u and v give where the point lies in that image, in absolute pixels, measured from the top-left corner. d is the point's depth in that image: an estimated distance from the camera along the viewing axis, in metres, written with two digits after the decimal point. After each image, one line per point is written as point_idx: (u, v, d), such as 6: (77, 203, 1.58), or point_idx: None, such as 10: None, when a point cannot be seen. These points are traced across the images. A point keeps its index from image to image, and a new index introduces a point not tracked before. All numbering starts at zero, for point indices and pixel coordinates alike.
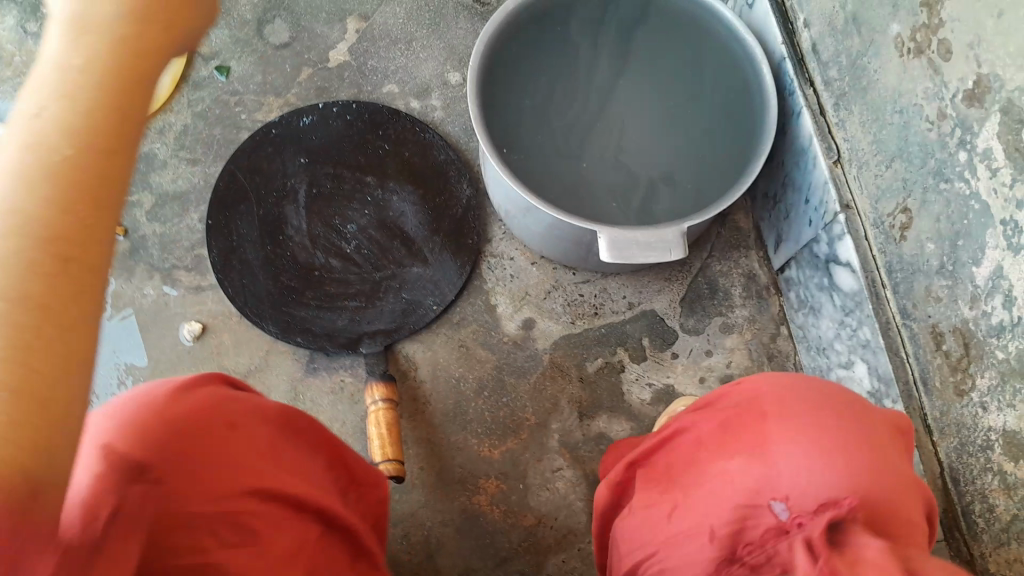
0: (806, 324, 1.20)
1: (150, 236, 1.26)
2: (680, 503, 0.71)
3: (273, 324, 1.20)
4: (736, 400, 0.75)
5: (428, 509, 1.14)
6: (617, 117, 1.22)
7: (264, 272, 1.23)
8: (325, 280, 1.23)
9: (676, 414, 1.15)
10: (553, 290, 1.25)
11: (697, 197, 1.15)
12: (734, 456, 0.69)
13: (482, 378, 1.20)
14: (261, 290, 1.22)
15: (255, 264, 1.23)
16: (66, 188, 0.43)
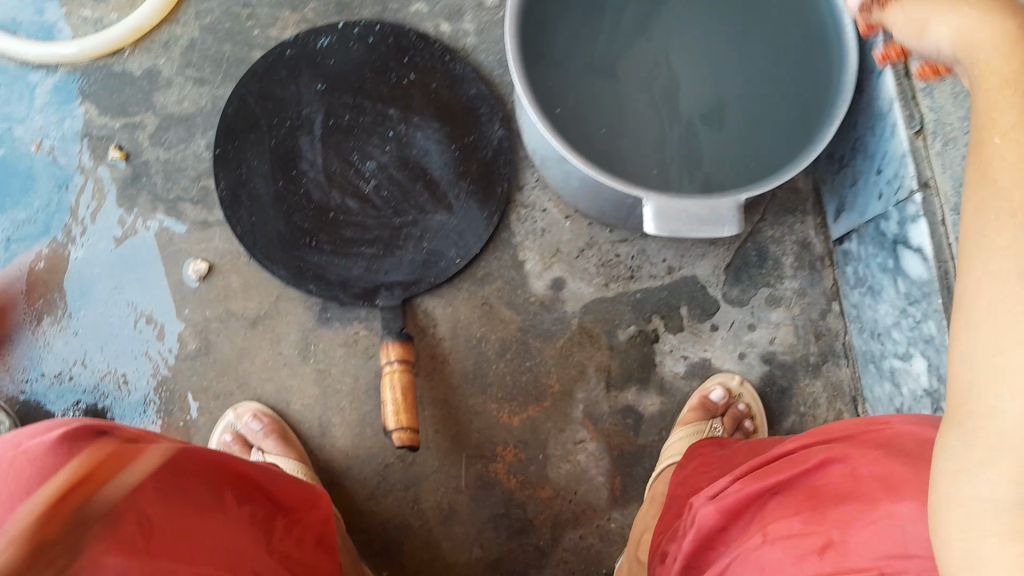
0: (860, 303, 1.12)
1: (155, 161, 1.14)
2: (837, 539, 0.59)
3: (285, 269, 1.10)
4: (902, 440, 0.63)
5: (442, 476, 1.07)
6: (660, 60, 1.07)
7: (275, 213, 1.12)
8: (340, 222, 1.13)
9: (709, 395, 1.08)
10: (587, 249, 1.16)
11: (746, 168, 1.02)
12: (909, 493, 0.56)
13: (505, 340, 1.12)
14: (270, 232, 1.11)
15: (266, 203, 1.12)
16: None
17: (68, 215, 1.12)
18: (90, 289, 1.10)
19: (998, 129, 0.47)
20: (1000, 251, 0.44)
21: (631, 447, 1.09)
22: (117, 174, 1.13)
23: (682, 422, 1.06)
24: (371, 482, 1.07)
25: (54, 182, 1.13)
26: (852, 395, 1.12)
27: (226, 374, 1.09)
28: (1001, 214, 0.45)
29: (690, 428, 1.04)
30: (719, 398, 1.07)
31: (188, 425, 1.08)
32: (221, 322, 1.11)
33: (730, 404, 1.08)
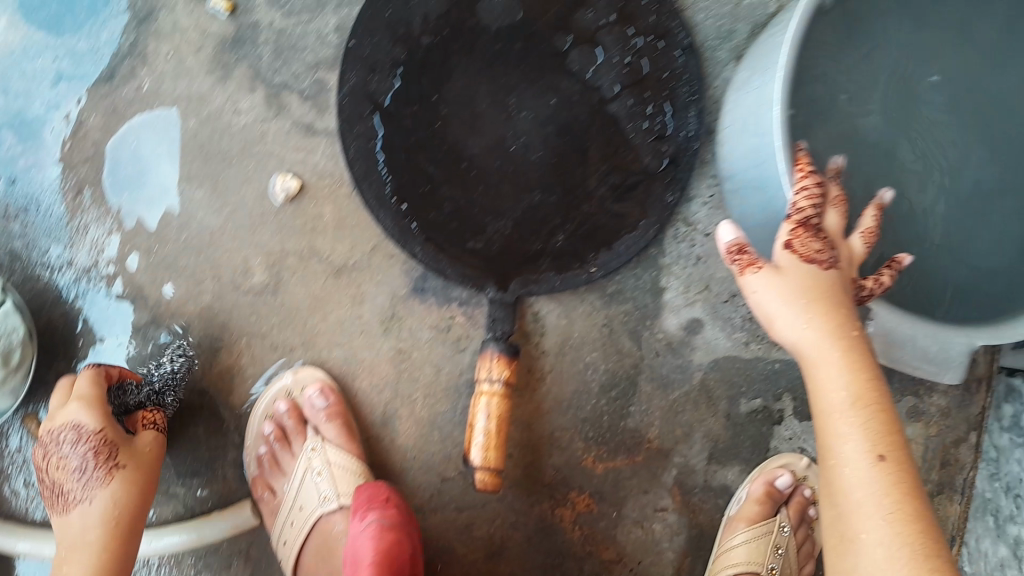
0: (1007, 452, 0.98)
1: (266, 27, 0.86)
2: None
3: (393, 221, 0.87)
4: None
5: (504, 507, 0.95)
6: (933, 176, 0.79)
7: (395, 152, 0.87)
8: (473, 180, 0.88)
9: (774, 481, 0.94)
10: (740, 294, 0.96)
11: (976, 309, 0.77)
12: None
13: (616, 375, 0.96)
14: (382, 174, 0.86)
15: (389, 135, 0.86)
16: (900, 524, 0.56)
17: (146, 65, 0.85)
18: (146, 172, 0.86)
19: (869, 481, 0.58)
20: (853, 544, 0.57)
21: (712, 529, 0.97)
22: (218, 31, 0.85)
23: (742, 518, 0.93)
24: (423, 494, 0.93)
25: (131, 19, 0.85)
26: (952, 535, 1.02)
27: (289, 325, 0.88)
28: (844, 519, 0.58)
29: (756, 530, 0.92)
30: (786, 488, 0.94)
31: (229, 373, 0.87)
32: (296, 267, 0.87)
33: (795, 489, 0.96)
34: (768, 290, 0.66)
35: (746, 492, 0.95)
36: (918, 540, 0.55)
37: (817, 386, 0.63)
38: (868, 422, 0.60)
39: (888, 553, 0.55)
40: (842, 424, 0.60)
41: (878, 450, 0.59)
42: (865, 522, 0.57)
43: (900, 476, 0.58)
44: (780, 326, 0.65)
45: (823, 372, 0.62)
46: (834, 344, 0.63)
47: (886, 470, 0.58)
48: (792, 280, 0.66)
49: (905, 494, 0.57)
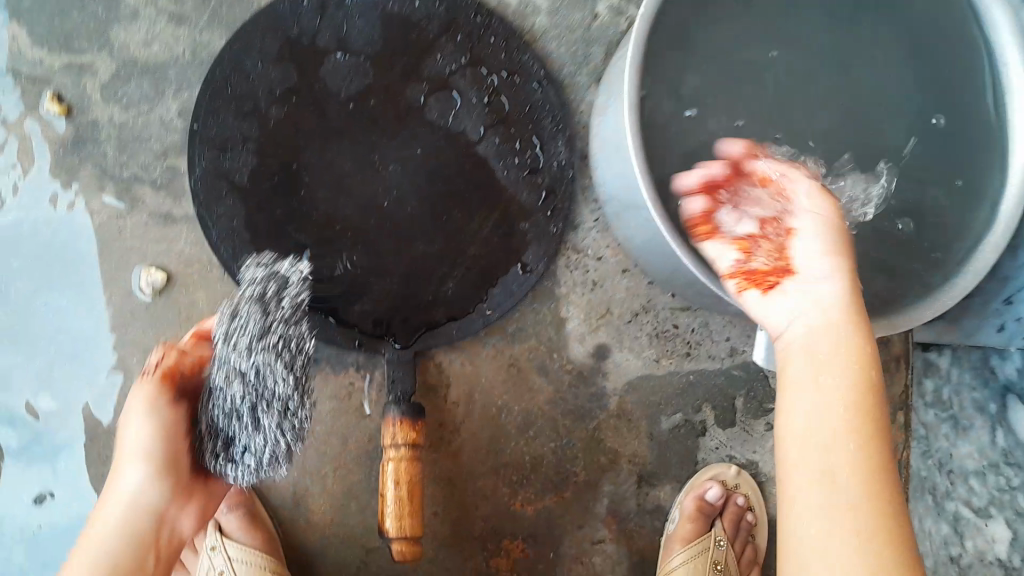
0: (935, 428, 0.97)
1: (106, 122, 0.86)
2: None
3: None
4: None
5: (436, 565, 0.93)
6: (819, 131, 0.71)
7: (262, 228, 0.84)
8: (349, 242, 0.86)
9: (705, 495, 0.93)
10: (642, 313, 0.94)
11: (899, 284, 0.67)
12: None
13: (530, 413, 0.94)
14: (251, 252, 0.84)
15: (253, 212, 0.84)
16: (867, 511, 0.49)
17: None
18: (12, 287, 0.86)
19: (836, 462, 0.51)
20: (795, 525, 0.51)
21: (653, 553, 0.95)
22: (53, 137, 0.85)
23: (677, 539, 0.92)
24: (350, 569, 0.91)
25: None
26: None
27: None
28: (816, 495, 0.50)
29: (693, 548, 0.91)
30: (717, 502, 0.92)
31: None
32: None
33: (728, 499, 0.95)
34: (813, 254, 0.57)
35: (679, 509, 0.94)
36: (873, 530, 0.48)
37: (796, 352, 0.56)
38: (832, 394, 0.52)
39: (840, 543, 0.48)
40: (828, 396, 0.53)
41: (833, 428, 0.51)
42: (816, 500, 0.50)
43: (868, 463, 0.50)
44: (772, 297, 0.58)
45: (826, 360, 0.54)
46: (850, 318, 0.55)
47: (835, 444, 0.51)
48: (838, 241, 0.58)
49: (866, 470, 0.50)
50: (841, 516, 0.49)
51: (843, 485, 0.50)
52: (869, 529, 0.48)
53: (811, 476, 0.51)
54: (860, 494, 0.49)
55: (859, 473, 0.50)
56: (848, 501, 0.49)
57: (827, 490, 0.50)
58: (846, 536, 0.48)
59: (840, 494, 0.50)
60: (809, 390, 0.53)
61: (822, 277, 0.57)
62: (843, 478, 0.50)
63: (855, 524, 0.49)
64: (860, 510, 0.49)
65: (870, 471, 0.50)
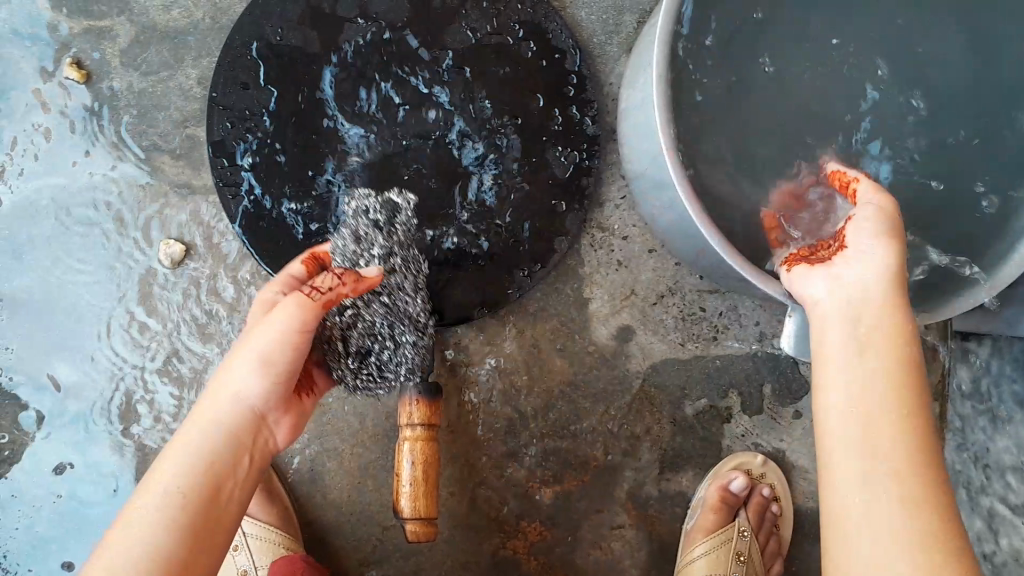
0: (972, 420, 0.93)
1: (125, 91, 0.85)
2: None
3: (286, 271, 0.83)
4: None
5: (452, 546, 0.92)
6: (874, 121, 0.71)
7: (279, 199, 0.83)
8: None
9: (728, 484, 0.90)
10: (669, 295, 0.92)
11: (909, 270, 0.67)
12: None
13: (550, 394, 0.92)
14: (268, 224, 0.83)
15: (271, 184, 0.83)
16: (927, 491, 0.47)
17: (13, 149, 0.85)
18: (28, 256, 0.85)
19: (883, 451, 0.48)
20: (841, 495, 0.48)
21: (673, 540, 0.93)
22: (73, 105, 0.85)
23: (700, 529, 0.89)
24: (366, 546, 0.90)
25: None
26: None
27: (197, 391, 0.86)
28: (858, 464, 0.48)
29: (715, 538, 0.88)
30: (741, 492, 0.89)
31: (142, 447, 0.87)
32: (194, 335, 0.86)
33: (753, 490, 0.91)
34: (866, 264, 0.55)
35: (703, 497, 0.91)
36: (926, 515, 0.46)
37: (829, 330, 0.54)
38: (879, 359, 0.52)
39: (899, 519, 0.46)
40: (874, 367, 0.51)
41: (896, 378, 0.50)
42: (870, 480, 0.48)
43: (915, 433, 0.48)
44: (835, 270, 0.57)
45: (875, 364, 0.51)
46: (898, 322, 0.53)
47: (891, 427, 0.49)
48: (899, 268, 0.55)
49: (908, 444, 0.48)
50: (897, 491, 0.47)
51: (899, 465, 0.47)
52: (934, 517, 0.46)
53: (853, 456, 0.49)
54: (912, 475, 0.47)
55: (913, 456, 0.48)
56: (906, 482, 0.47)
57: (895, 465, 0.47)
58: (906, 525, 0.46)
59: (890, 462, 0.48)
60: (861, 359, 0.52)
61: (872, 247, 0.56)
62: (895, 450, 0.48)
63: (898, 492, 0.47)
64: (913, 484, 0.47)
65: (924, 456, 0.48)
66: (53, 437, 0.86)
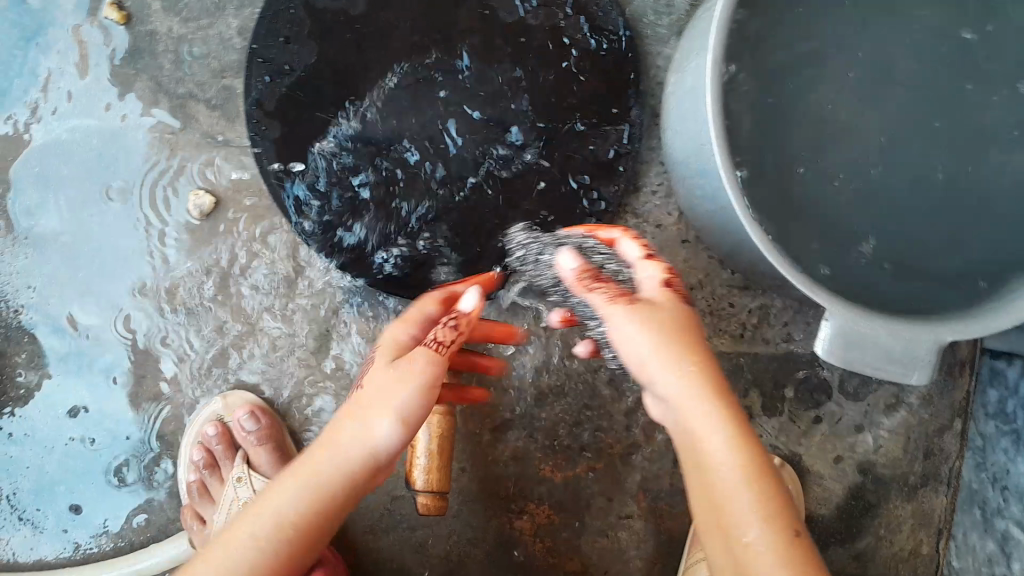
0: (994, 440, 0.91)
1: (164, 34, 0.83)
2: None
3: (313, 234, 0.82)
4: None
5: (458, 520, 0.92)
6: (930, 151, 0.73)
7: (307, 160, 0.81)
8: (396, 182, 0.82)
9: None
10: (697, 289, 0.91)
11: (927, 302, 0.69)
12: None
13: (569, 379, 0.91)
14: (300, 183, 0.81)
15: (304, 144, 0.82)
16: (767, 500, 0.49)
17: (47, 86, 0.83)
18: (55, 195, 0.84)
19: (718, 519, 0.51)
20: None
21: (680, 534, 0.92)
22: (112, 44, 0.83)
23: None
24: (375, 512, 0.91)
25: (25, 39, 0.83)
26: (939, 527, 0.95)
27: (217, 345, 0.86)
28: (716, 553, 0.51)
29: None
30: None
31: (157, 397, 0.86)
32: (217, 290, 0.85)
33: None
34: (639, 339, 0.53)
35: None
36: (765, 511, 0.49)
37: (691, 450, 0.52)
38: (726, 482, 0.50)
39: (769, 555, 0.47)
40: (699, 491, 0.53)
41: (696, 463, 0.52)
42: (740, 538, 0.49)
43: (762, 502, 0.49)
44: (652, 376, 0.53)
45: (706, 434, 0.51)
46: (706, 389, 0.52)
47: (709, 477, 0.51)
48: (667, 331, 0.54)
49: (761, 512, 0.49)
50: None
51: (743, 541, 0.48)
52: (760, 499, 0.49)
53: (718, 555, 0.51)
54: (738, 536, 0.49)
55: (764, 494, 0.49)
56: (735, 547, 0.49)
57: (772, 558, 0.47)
58: (758, 535, 0.48)
59: (760, 532, 0.48)
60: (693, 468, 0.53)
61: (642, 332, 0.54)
62: (745, 514, 0.49)
63: (773, 547, 0.48)
64: (752, 501, 0.49)
65: (744, 478, 0.50)
66: (68, 381, 0.86)
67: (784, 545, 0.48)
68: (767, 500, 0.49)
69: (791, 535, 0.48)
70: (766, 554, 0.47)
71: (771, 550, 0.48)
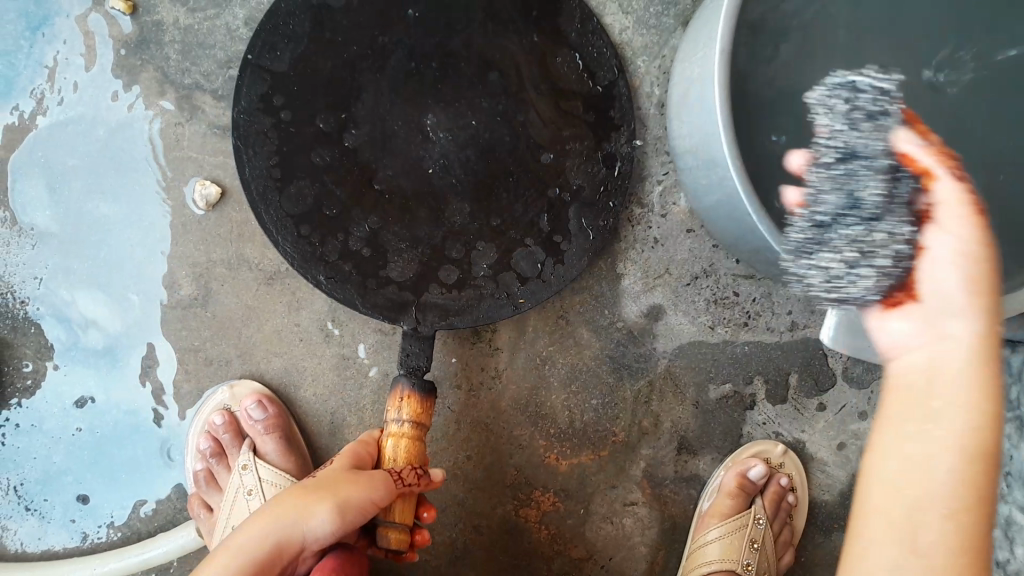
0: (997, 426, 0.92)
1: (171, 25, 0.83)
2: None
3: (294, 246, 0.79)
4: None
5: (464, 509, 0.92)
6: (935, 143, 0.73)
7: (306, 165, 0.79)
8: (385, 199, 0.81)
9: (747, 471, 0.89)
10: (702, 277, 0.90)
11: None
12: None
13: (576, 368, 0.91)
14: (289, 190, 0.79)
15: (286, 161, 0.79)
16: (976, 492, 0.42)
17: (54, 76, 0.83)
18: (62, 185, 0.84)
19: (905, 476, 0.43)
20: None
21: (685, 521, 0.93)
22: (118, 34, 0.83)
23: (715, 514, 0.89)
24: None
25: (29, 28, 0.83)
26: None
27: (225, 335, 0.86)
28: (890, 504, 0.43)
29: (730, 522, 0.88)
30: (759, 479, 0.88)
31: (166, 386, 0.87)
32: (223, 279, 0.85)
33: (771, 478, 0.91)
34: (950, 269, 0.45)
35: (721, 481, 0.90)
36: (978, 503, 0.41)
37: (924, 391, 0.44)
38: (949, 438, 0.42)
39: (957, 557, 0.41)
40: (907, 439, 0.44)
41: (922, 399, 0.44)
42: (933, 507, 0.41)
43: (978, 488, 0.42)
44: (933, 293, 0.46)
45: (956, 375, 0.43)
46: (986, 349, 0.44)
47: (931, 419, 0.43)
48: (987, 267, 0.45)
49: (979, 489, 0.41)
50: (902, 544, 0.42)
51: (936, 514, 0.41)
52: (969, 490, 0.42)
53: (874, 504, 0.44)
54: (935, 507, 0.41)
55: (982, 485, 0.42)
56: (918, 514, 0.42)
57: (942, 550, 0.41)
58: (956, 521, 0.41)
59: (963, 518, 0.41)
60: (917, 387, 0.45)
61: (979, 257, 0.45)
62: (947, 491, 0.42)
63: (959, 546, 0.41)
64: (969, 489, 0.41)
65: (973, 452, 0.42)
66: (76, 371, 0.86)
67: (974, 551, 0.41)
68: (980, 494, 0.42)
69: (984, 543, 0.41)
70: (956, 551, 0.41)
71: (964, 546, 0.41)
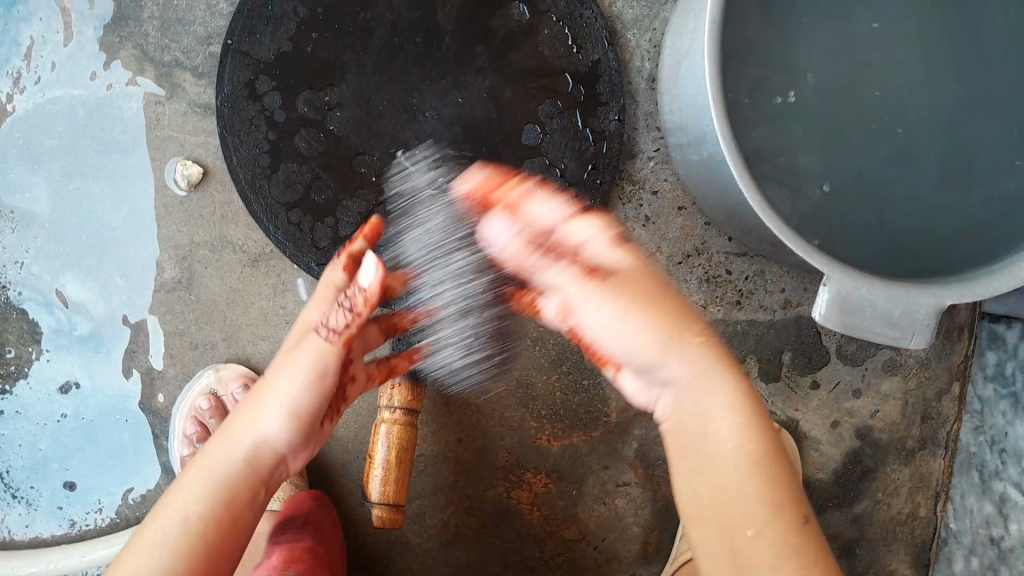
0: (993, 403, 0.91)
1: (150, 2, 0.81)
2: None
3: (286, 230, 0.81)
4: None
5: (455, 491, 0.91)
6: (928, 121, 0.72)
7: (293, 152, 0.79)
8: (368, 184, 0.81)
9: None
10: (694, 255, 0.89)
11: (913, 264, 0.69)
12: None
13: (567, 348, 0.90)
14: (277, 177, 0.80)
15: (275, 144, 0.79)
16: (776, 495, 0.46)
17: (31, 55, 0.82)
18: (42, 167, 0.83)
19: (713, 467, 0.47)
20: None
21: (678, 501, 0.92)
22: (96, 11, 0.81)
23: None
24: None
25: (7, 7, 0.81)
26: (936, 490, 0.95)
27: (210, 317, 0.84)
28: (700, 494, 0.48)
29: None
30: None
31: (151, 370, 0.85)
32: (207, 261, 0.84)
33: None
34: (607, 323, 0.48)
35: None
36: (771, 501, 0.46)
37: (684, 409, 0.48)
38: (736, 437, 0.47)
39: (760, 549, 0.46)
40: (686, 435, 0.48)
41: (678, 412, 0.49)
42: (739, 501, 0.46)
43: (756, 482, 0.46)
44: (617, 347, 0.48)
45: (711, 399, 0.48)
46: (717, 365, 0.48)
47: (694, 441, 0.48)
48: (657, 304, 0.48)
49: (769, 482, 0.46)
50: (719, 548, 0.47)
51: (732, 508, 0.46)
52: (773, 502, 0.47)
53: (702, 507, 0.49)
54: (727, 505, 0.46)
55: (767, 494, 0.46)
56: (726, 515, 0.47)
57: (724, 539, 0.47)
58: (754, 511, 0.46)
59: (758, 507, 0.46)
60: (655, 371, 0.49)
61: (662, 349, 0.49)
62: (750, 489, 0.46)
63: (767, 528, 0.46)
64: (753, 486, 0.46)
65: (742, 456, 0.47)
66: (60, 356, 0.85)
67: (778, 547, 0.46)
68: (780, 491, 0.47)
69: (791, 535, 0.46)
70: (752, 548, 0.46)
71: (764, 532, 0.46)
